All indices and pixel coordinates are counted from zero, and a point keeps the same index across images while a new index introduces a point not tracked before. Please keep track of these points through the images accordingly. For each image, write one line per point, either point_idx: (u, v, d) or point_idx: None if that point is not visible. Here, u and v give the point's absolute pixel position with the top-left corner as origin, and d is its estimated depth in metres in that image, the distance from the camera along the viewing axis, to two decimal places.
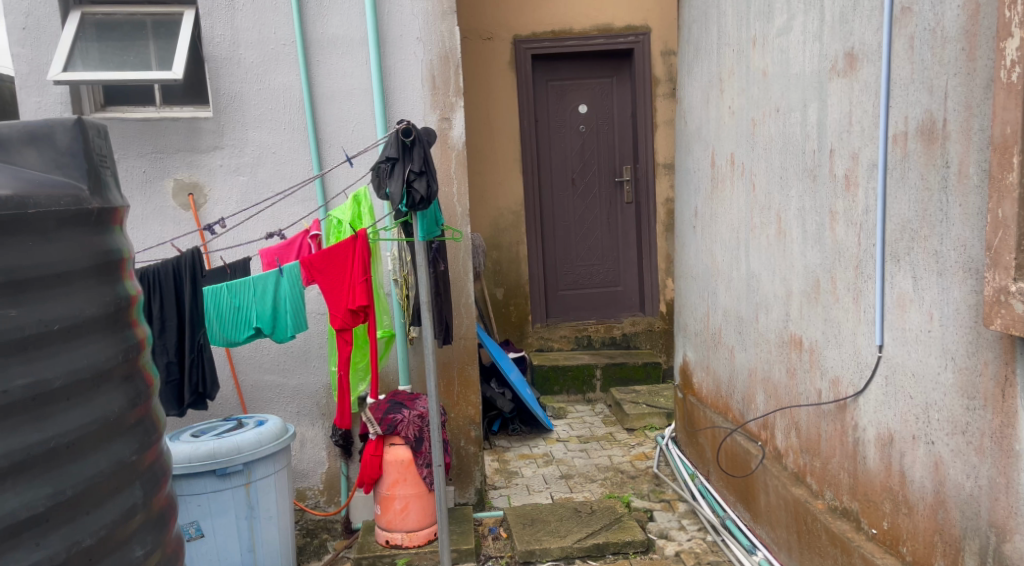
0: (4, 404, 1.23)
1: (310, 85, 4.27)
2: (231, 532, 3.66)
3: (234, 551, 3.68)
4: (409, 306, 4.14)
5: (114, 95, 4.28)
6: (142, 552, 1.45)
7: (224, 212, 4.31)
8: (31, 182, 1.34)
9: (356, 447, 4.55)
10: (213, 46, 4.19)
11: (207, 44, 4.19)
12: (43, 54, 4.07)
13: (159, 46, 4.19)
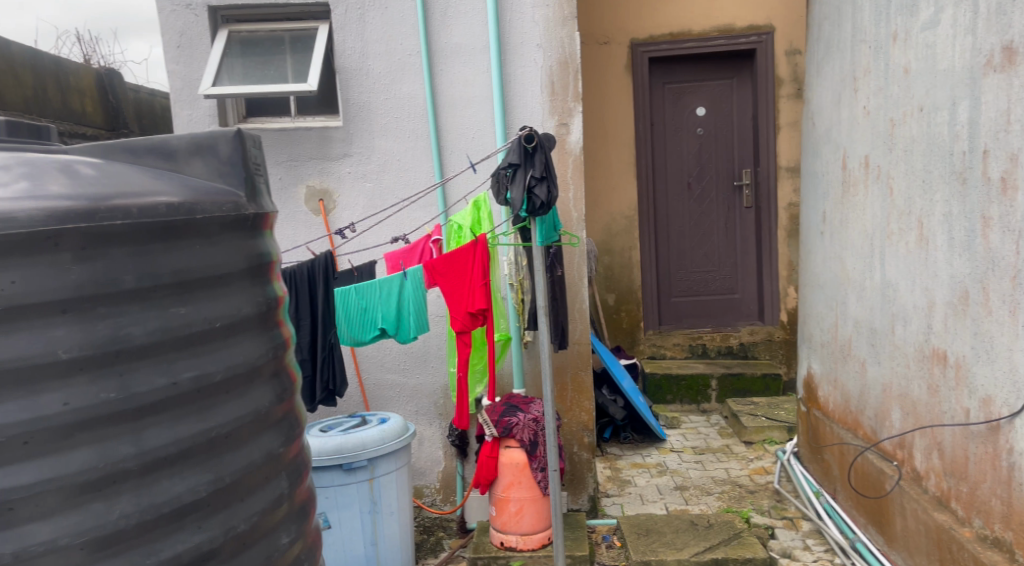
0: (171, 396, 1.31)
1: (433, 93, 4.38)
2: (356, 524, 3.80)
3: (358, 544, 3.82)
4: (525, 310, 4.17)
5: (255, 106, 4.54)
6: (287, 540, 1.51)
7: (351, 217, 4.49)
8: (198, 192, 1.42)
9: (472, 448, 4.63)
10: (345, 57, 4.37)
11: (339, 56, 4.37)
12: (194, 70, 4.37)
13: (296, 60, 4.40)
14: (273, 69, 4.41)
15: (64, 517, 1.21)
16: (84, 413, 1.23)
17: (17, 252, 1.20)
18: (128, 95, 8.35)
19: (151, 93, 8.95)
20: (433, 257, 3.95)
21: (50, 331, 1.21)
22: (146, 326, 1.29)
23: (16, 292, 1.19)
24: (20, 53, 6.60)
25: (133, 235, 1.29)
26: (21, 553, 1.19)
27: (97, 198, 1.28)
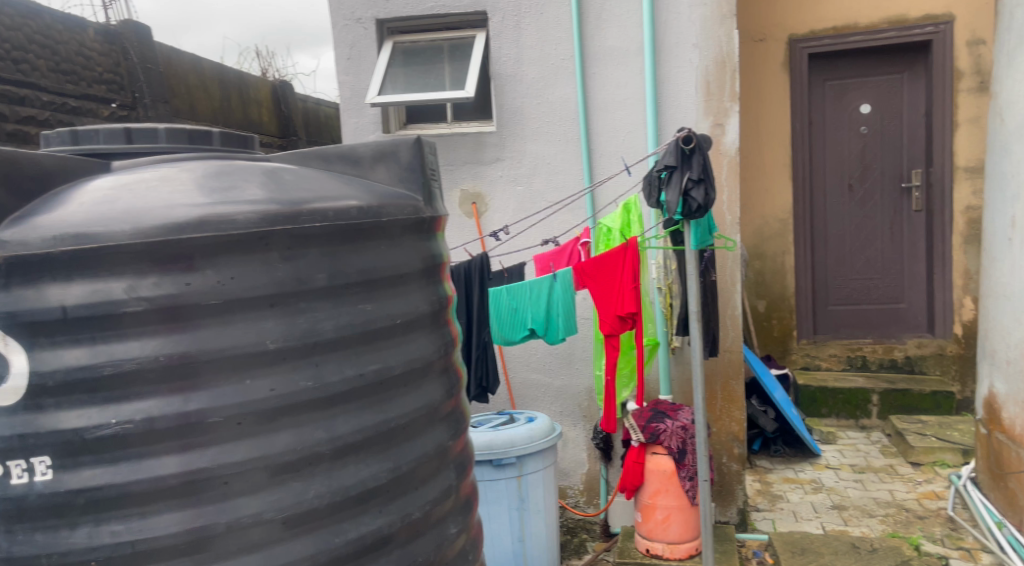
0: (359, 386, 1.35)
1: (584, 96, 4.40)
2: (504, 520, 3.88)
3: (505, 539, 3.90)
4: (675, 315, 4.09)
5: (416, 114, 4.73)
6: (455, 530, 1.53)
7: (502, 220, 4.59)
8: (382, 197, 1.47)
9: (617, 452, 4.61)
10: (500, 64, 4.48)
11: (495, 62, 4.48)
12: (361, 80, 4.60)
13: (454, 68, 4.56)
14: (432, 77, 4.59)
15: (268, 494, 1.25)
16: (287, 399, 1.27)
17: (234, 252, 1.24)
18: (297, 105, 8.91)
19: (316, 103, 9.50)
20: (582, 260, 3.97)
21: (259, 324, 1.25)
22: (336, 321, 1.33)
23: (229, 290, 1.23)
24: (212, 70, 7.14)
25: (328, 237, 1.33)
26: (233, 524, 1.22)
27: (297, 202, 1.33)
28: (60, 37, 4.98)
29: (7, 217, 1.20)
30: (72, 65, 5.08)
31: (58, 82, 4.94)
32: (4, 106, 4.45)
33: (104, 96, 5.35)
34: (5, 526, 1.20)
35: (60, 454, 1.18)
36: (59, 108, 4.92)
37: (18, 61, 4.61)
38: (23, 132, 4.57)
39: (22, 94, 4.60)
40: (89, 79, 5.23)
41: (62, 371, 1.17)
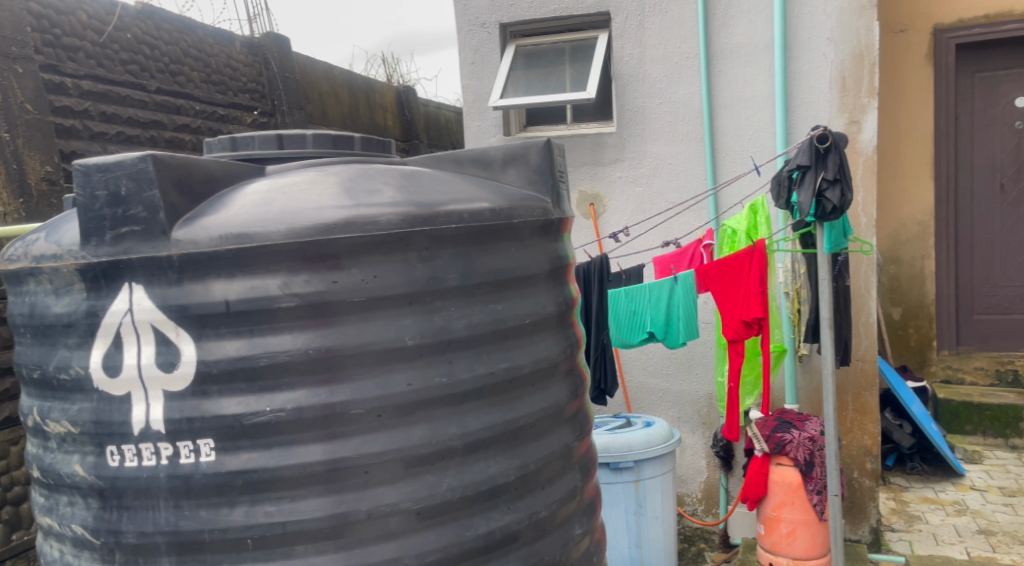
0: (489, 384, 1.38)
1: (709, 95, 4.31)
2: (621, 524, 3.83)
3: (623, 543, 3.87)
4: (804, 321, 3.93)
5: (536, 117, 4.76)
6: (580, 531, 1.54)
7: (620, 221, 4.56)
8: (513, 199, 1.49)
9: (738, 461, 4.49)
10: (622, 64, 4.44)
11: (617, 63, 4.45)
12: (484, 84, 4.67)
13: (575, 70, 4.57)
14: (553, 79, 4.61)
15: (405, 484, 1.30)
16: (423, 394, 1.31)
17: (377, 251, 1.30)
18: (420, 109, 9.15)
19: (438, 107, 9.71)
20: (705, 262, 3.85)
21: (398, 321, 1.31)
22: (468, 320, 1.37)
23: (372, 288, 1.29)
24: (343, 77, 7.43)
25: (461, 238, 1.37)
26: (373, 512, 1.28)
27: (434, 204, 1.37)
28: (211, 50, 5.24)
29: (179, 218, 1.28)
30: (221, 76, 5.35)
31: (209, 92, 5.21)
32: (163, 116, 4.72)
33: (248, 104, 5.64)
34: (172, 501, 1.26)
35: (223, 437, 1.25)
36: (209, 116, 5.20)
37: (175, 73, 4.86)
38: (178, 139, 4.84)
39: (179, 103, 4.87)
40: (236, 89, 5.52)
41: (225, 361, 1.25)
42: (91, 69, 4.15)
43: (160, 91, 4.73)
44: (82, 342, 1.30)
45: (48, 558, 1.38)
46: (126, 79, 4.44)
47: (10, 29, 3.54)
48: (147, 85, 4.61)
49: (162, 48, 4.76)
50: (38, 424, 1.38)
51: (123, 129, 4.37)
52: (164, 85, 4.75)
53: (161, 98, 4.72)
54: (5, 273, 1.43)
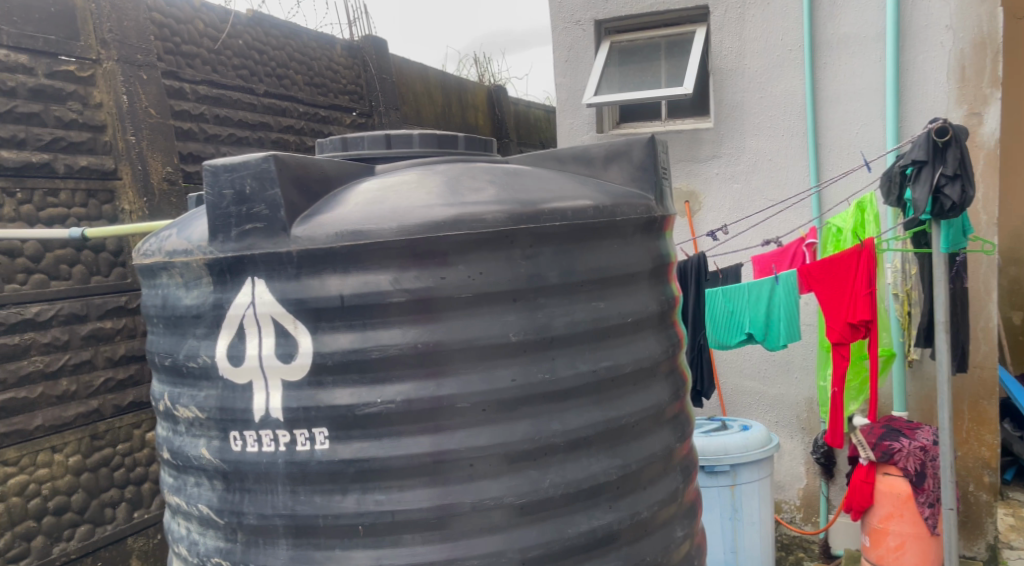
0: (591, 382, 1.38)
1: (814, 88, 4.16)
2: (716, 529, 3.57)
3: (717, 550, 3.59)
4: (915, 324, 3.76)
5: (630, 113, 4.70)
6: (681, 534, 1.52)
7: (717, 219, 4.44)
8: (617, 196, 1.48)
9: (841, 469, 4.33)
10: (721, 58, 4.34)
11: (715, 57, 4.35)
12: (578, 82, 4.65)
13: (671, 65, 4.48)
14: (649, 75, 4.54)
15: (508, 479, 1.31)
16: (526, 390, 1.33)
17: (484, 248, 1.32)
18: (510, 108, 9.19)
19: (528, 105, 9.70)
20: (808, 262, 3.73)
21: (502, 317, 1.33)
22: (571, 317, 1.37)
23: (478, 284, 1.32)
24: (438, 78, 7.50)
25: (564, 235, 1.38)
26: (478, 505, 1.30)
27: (539, 202, 1.38)
28: (314, 54, 5.41)
29: (298, 216, 1.34)
30: (323, 79, 5.50)
31: (311, 94, 5.36)
32: (270, 118, 4.88)
33: (348, 106, 5.78)
34: (289, 486, 1.32)
35: (337, 426, 1.29)
36: (311, 118, 5.33)
37: (281, 77, 5.03)
38: (284, 140, 4.99)
39: (284, 106, 5.03)
40: (336, 90, 5.66)
41: (338, 353, 1.29)
42: (207, 74, 4.35)
43: (267, 94, 4.89)
44: (209, 332, 1.38)
45: (176, 535, 1.47)
46: (238, 83, 4.62)
47: (136, 38, 3.77)
48: (256, 89, 4.78)
49: (270, 53, 4.94)
50: (168, 409, 1.46)
51: (235, 131, 4.55)
52: (272, 89, 4.92)
53: (268, 101, 4.88)
54: (141, 267, 1.53)
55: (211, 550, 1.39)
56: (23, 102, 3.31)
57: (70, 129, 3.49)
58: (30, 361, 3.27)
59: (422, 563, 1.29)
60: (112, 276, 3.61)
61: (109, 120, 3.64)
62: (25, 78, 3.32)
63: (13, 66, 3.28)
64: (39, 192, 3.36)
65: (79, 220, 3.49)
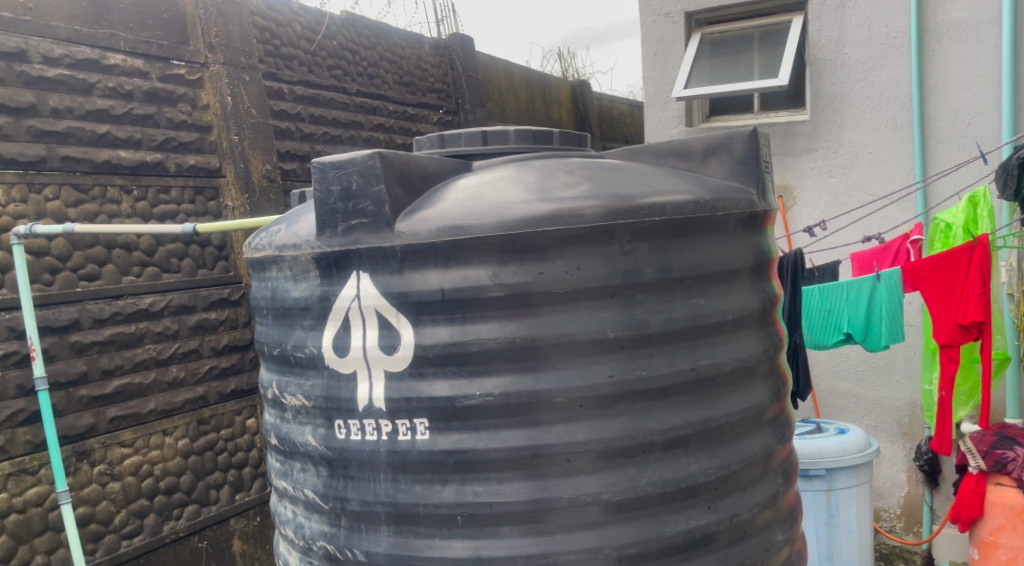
0: (689, 381, 1.36)
1: (923, 76, 3.96)
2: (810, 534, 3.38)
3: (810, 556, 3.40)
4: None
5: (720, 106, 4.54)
6: (782, 538, 1.48)
7: (813, 214, 4.27)
8: (718, 190, 1.45)
9: (945, 477, 4.12)
10: (819, 48, 4.17)
11: (814, 46, 4.18)
12: (667, 75, 4.56)
13: (764, 57, 4.32)
14: (741, 67, 4.39)
15: (605, 475, 1.31)
16: (623, 386, 1.32)
17: (583, 243, 1.32)
18: (595, 103, 9.07)
19: (611, 100, 9.56)
20: (913, 259, 3.56)
21: (600, 313, 1.32)
22: (669, 314, 1.36)
23: (576, 280, 1.31)
24: (525, 74, 7.48)
25: (663, 231, 1.36)
26: (575, 500, 1.30)
27: (638, 196, 1.36)
28: (403, 52, 5.50)
29: (401, 211, 1.37)
30: (412, 77, 5.58)
31: (400, 93, 5.44)
32: (361, 116, 4.99)
33: (435, 104, 5.85)
34: (391, 475, 1.35)
35: (437, 417, 1.32)
36: (400, 115, 5.40)
37: (372, 76, 5.13)
38: (375, 138, 5.08)
39: (375, 104, 5.13)
40: (423, 88, 5.73)
41: (439, 346, 1.32)
42: (304, 75, 4.49)
43: (359, 93, 5.00)
44: (316, 324, 1.42)
45: (283, 517, 1.53)
46: (332, 83, 4.75)
47: (240, 41, 3.93)
48: (349, 88, 4.90)
49: (361, 53, 5.05)
50: (276, 397, 1.52)
51: (329, 129, 4.67)
52: (363, 88, 5.02)
53: (360, 100, 5.00)
54: (252, 261, 1.59)
55: (316, 534, 1.44)
56: (139, 105, 3.48)
57: (180, 130, 3.65)
58: (144, 349, 3.45)
59: (519, 556, 1.30)
60: (216, 269, 3.79)
61: (215, 121, 3.80)
62: (141, 82, 3.50)
63: (130, 71, 3.46)
64: (152, 190, 3.52)
65: (187, 215, 3.66)
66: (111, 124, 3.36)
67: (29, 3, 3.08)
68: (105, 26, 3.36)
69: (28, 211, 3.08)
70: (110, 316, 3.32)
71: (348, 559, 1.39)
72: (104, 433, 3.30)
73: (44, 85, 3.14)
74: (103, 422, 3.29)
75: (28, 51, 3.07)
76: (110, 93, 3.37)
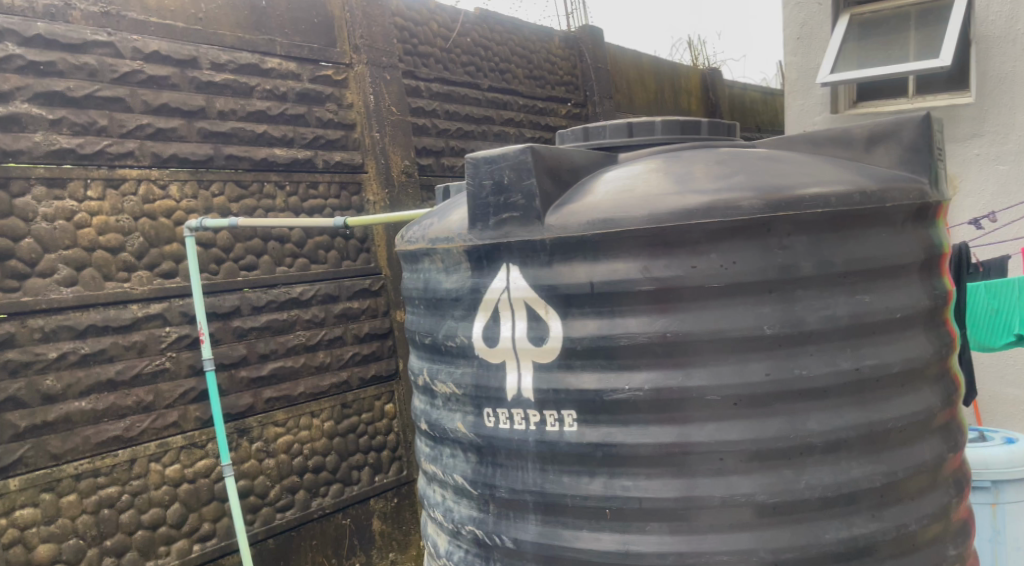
0: (853, 381, 1.29)
1: None
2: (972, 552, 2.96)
3: None
4: None
5: (870, 90, 4.19)
6: (954, 553, 1.39)
7: (977, 205, 3.84)
8: (886, 180, 1.37)
9: None
10: (988, 24, 3.79)
11: (981, 23, 3.81)
12: (813, 60, 4.26)
13: (921, 36, 3.94)
14: (896, 47, 4.03)
15: (760, 476, 1.27)
16: (782, 385, 1.27)
17: (739, 236, 1.28)
18: (726, 91, 8.71)
19: (744, 87, 9.15)
20: None
21: (757, 309, 1.28)
22: (831, 311, 1.29)
23: (731, 274, 1.28)
24: (655, 63, 7.31)
25: (826, 223, 1.30)
26: (728, 500, 1.27)
27: (799, 186, 1.31)
28: (533, 47, 5.51)
29: (551, 205, 1.38)
30: (542, 71, 5.59)
31: (531, 87, 5.45)
32: (493, 111, 5.05)
33: (563, 97, 5.81)
34: (539, 464, 1.36)
35: (586, 409, 1.32)
36: (531, 109, 5.42)
37: (504, 71, 5.18)
38: (505, 132, 5.12)
39: (506, 99, 5.17)
40: (553, 82, 5.72)
41: (587, 339, 1.32)
42: (439, 72, 4.58)
43: (491, 89, 5.06)
44: (467, 315, 1.46)
45: (432, 500, 1.59)
46: (465, 79, 4.82)
47: (382, 42, 4.08)
48: (481, 84, 4.96)
49: (494, 49, 5.11)
50: (427, 383, 1.58)
51: (463, 125, 4.75)
52: (495, 83, 5.09)
53: (492, 95, 5.05)
54: (405, 253, 1.66)
55: (465, 518, 1.48)
56: (292, 105, 3.68)
57: (328, 128, 3.84)
58: (295, 335, 3.66)
59: (669, 553, 1.28)
60: (359, 261, 3.97)
61: (358, 119, 3.97)
62: (294, 83, 3.70)
63: (285, 73, 3.66)
64: (303, 185, 3.71)
65: (334, 209, 3.84)
66: (268, 125, 3.57)
67: (198, 13, 3.34)
68: (263, 32, 3.58)
69: (198, 206, 3.30)
70: (266, 304, 3.54)
71: (496, 545, 1.42)
72: (261, 413, 3.52)
73: (212, 90, 3.37)
74: (261, 402, 3.51)
75: (198, 57, 3.31)
76: (268, 94, 3.58)
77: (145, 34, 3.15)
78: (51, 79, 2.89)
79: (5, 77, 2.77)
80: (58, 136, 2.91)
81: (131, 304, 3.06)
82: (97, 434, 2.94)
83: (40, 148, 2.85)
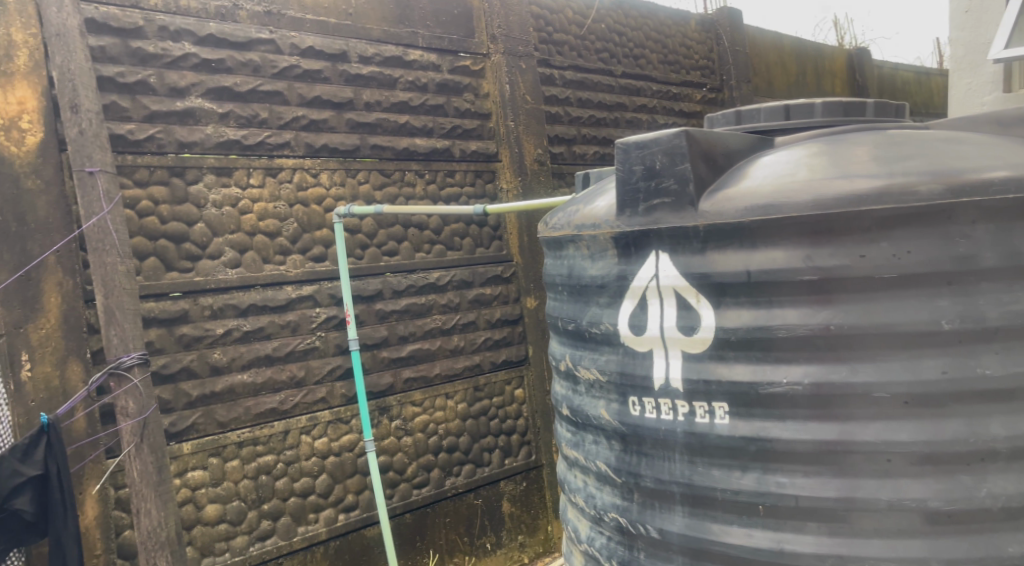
0: None
1: None
2: None
3: None
4: None
5: None
6: None
7: None
8: None
9: None
10: None
11: None
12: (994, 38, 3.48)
13: None
14: None
15: (934, 481, 1.19)
16: (960, 384, 1.18)
17: (915, 224, 1.20)
18: (874, 72, 8.17)
19: (895, 68, 8.56)
20: None
21: (933, 302, 1.19)
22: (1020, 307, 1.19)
23: (905, 265, 1.20)
24: (797, 45, 6.96)
25: (1015, 210, 1.19)
26: (895, 504, 1.20)
27: (983, 170, 1.21)
28: (668, 31, 5.38)
29: (705, 191, 1.34)
30: (677, 56, 5.45)
31: (665, 72, 5.33)
32: (627, 97, 4.97)
33: (699, 81, 5.63)
34: (687, 456, 1.34)
35: (740, 402, 1.28)
36: (665, 95, 5.29)
37: (637, 57, 5.09)
38: (638, 119, 5.03)
39: (639, 85, 5.08)
40: (688, 66, 5.56)
41: (742, 329, 1.28)
42: (574, 60, 4.56)
43: (624, 75, 4.98)
44: (613, 302, 1.45)
45: (573, 486, 1.60)
46: (599, 66, 4.77)
47: (518, 31, 4.10)
48: (614, 70, 4.90)
49: (629, 34, 5.03)
50: (569, 369, 1.58)
51: (596, 112, 4.71)
52: (629, 69, 5.01)
53: (625, 81, 4.97)
54: (549, 239, 1.66)
55: (608, 505, 1.47)
56: (432, 96, 3.77)
57: (465, 118, 3.91)
58: (433, 319, 3.77)
59: (829, 555, 1.23)
60: (492, 248, 4.04)
61: (494, 108, 4.02)
62: (435, 74, 3.78)
63: (426, 65, 3.76)
64: (441, 173, 3.81)
65: (469, 197, 3.91)
66: (410, 115, 3.68)
67: (348, 9, 3.47)
68: (407, 25, 3.68)
69: (346, 194, 3.45)
70: (406, 288, 3.67)
71: (641, 534, 1.41)
72: (401, 392, 3.65)
73: (360, 82, 3.50)
74: (400, 382, 3.64)
75: (348, 51, 3.45)
76: (410, 85, 3.69)
77: (302, 30, 3.32)
78: (221, 76, 3.09)
79: (182, 74, 3.00)
80: (226, 128, 3.11)
81: (286, 286, 3.25)
82: (256, 406, 3.14)
83: (211, 140, 3.06)
